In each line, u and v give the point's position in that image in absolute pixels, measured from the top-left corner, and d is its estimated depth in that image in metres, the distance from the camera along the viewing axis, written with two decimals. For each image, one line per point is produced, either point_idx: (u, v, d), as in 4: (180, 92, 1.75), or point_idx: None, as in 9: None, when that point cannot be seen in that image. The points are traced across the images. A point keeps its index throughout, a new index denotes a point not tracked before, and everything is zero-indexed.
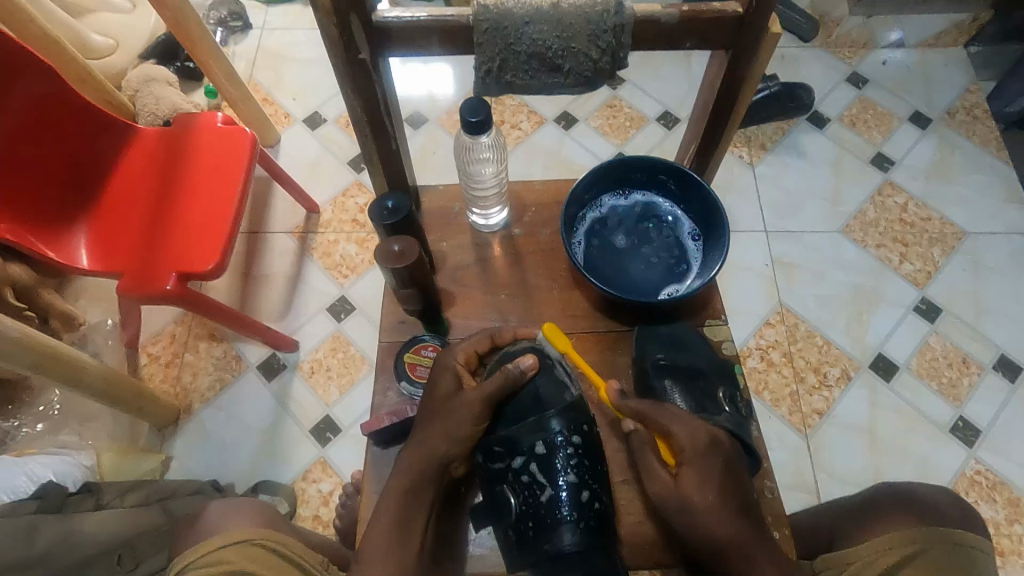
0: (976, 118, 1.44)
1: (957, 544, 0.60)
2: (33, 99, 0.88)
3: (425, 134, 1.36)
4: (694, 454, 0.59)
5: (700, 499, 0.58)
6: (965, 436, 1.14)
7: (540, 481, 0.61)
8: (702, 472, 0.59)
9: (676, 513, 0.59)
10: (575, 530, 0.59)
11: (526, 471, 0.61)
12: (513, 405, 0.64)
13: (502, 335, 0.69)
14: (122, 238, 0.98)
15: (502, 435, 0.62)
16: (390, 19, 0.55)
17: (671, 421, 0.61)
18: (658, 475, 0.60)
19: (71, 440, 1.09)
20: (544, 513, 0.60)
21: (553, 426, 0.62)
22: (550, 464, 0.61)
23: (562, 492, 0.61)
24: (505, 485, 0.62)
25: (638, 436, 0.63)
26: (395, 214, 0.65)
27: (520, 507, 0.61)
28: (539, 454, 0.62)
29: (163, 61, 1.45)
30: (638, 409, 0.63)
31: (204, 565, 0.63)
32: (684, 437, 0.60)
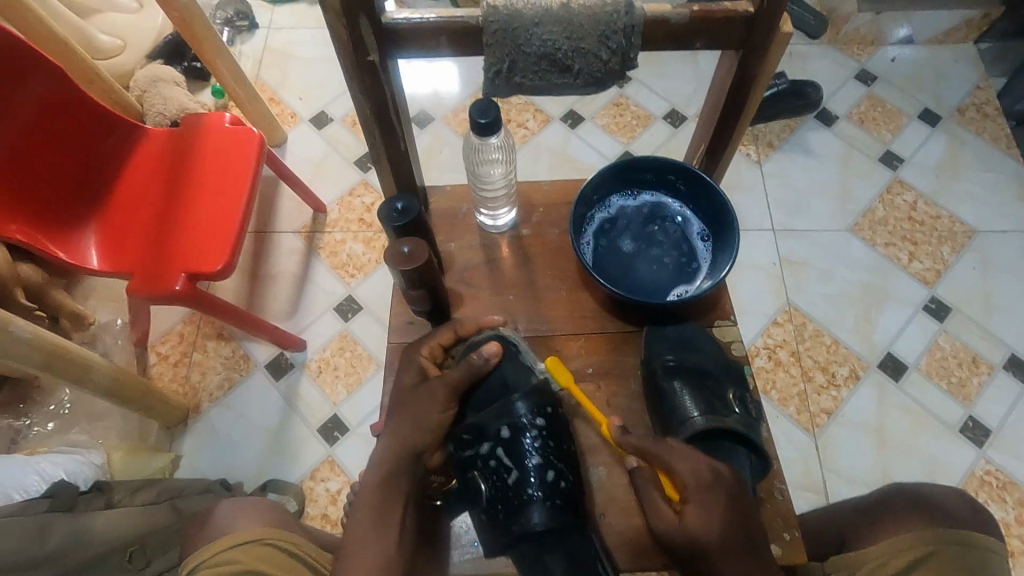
0: (987, 115, 1.43)
1: (968, 546, 0.59)
2: (42, 100, 0.88)
3: (432, 133, 1.36)
4: (696, 489, 0.58)
5: (705, 537, 0.57)
6: (975, 436, 1.13)
7: (508, 463, 0.61)
8: (707, 509, 0.58)
9: (682, 551, 0.58)
10: (544, 508, 0.59)
11: (493, 455, 0.61)
12: (480, 394, 0.65)
13: (466, 326, 0.69)
14: (131, 238, 0.98)
15: (469, 422, 0.63)
16: (399, 21, 0.55)
17: (672, 457, 0.59)
18: (661, 512, 0.60)
19: (81, 438, 1.10)
20: (513, 495, 0.60)
21: (518, 409, 0.63)
22: (516, 445, 0.62)
23: (529, 474, 0.61)
24: (476, 471, 0.62)
25: (642, 473, 0.63)
26: (404, 216, 0.64)
27: (490, 491, 0.61)
28: (505, 437, 0.62)
29: (170, 61, 1.45)
30: (639, 446, 0.61)
31: (214, 565, 0.63)
32: (687, 475, 0.59)
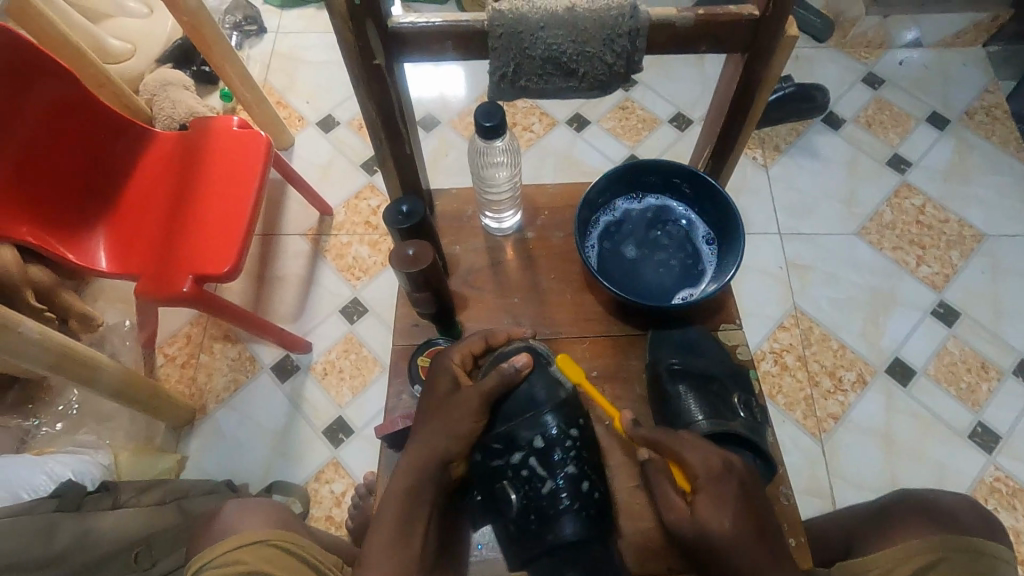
0: (995, 118, 1.42)
1: (976, 553, 0.58)
2: (53, 102, 0.89)
3: (438, 136, 1.36)
4: (706, 481, 0.58)
5: (715, 527, 0.57)
6: (984, 442, 1.12)
7: (542, 473, 0.63)
8: (719, 499, 0.58)
9: (695, 543, 0.58)
10: (577, 519, 0.61)
11: (526, 466, 0.63)
12: (515, 404, 0.64)
13: (496, 336, 0.68)
14: (140, 240, 0.99)
15: (501, 432, 0.63)
16: (404, 25, 0.55)
17: (681, 447, 0.60)
18: (674, 504, 0.60)
19: (89, 438, 1.11)
20: (546, 505, 0.62)
21: (552, 421, 0.64)
22: (548, 456, 0.63)
23: (561, 484, 0.63)
24: (505, 481, 0.63)
25: (654, 464, 0.64)
26: (408, 218, 0.64)
27: (522, 501, 0.62)
28: (539, 449, 0.63)
29: (180, 65, 1.47)
30: (650, 438, 0.62)
31: (222, 564, 0.63)
32: (698, 465, 0.59)
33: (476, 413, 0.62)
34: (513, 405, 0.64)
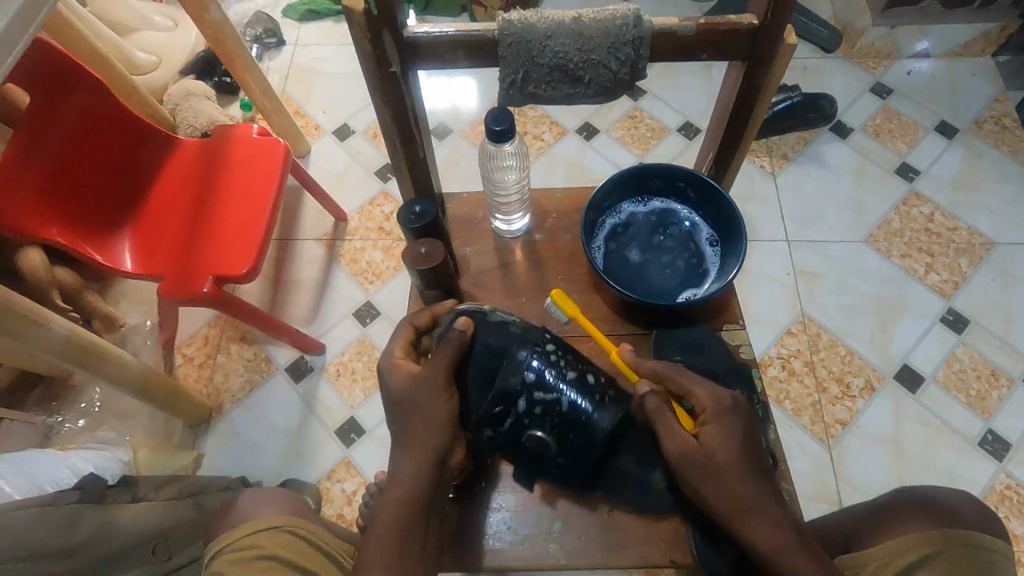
0: (1005, 127, 1.42)
1: (972, 546, 0.60)
2: (85, 110, 0.94)
3: (450, 144, 1.40)
4: (716, 411, 0.61)
5: (721, 458, 0.59)
6: (994, 450, 1.11)
7: (550, 402, 0.60)
8: (724, 430, 0.60)
9: (698, 474, 0.59)
10: (603, 411, 0.62)
11: (534, 404, 0.60)
12: (478, 361, 0.63)
13: (422, 317, 0.68)
14: (163, 242, 1.02)
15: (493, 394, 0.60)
16: (419, 35, 0.58)
17: (692, 381, 0.63)
18: (678, 432, 0.60)
19: (110, 435, 1.15)
20: (576, 420, 0.61)
21: (522, 355, 0.61)
22: (546, 385, 0.61)
23: (574, 396, 0.61)
24: (525, 426, 0.61)
25: (656, 396, 0.62)
26: (421, 218, 0.67)
27: (554, 432, 0.61)
28: (530, 384, 0.60)
29: (202, 76, 1.52)
30: (658, 370, 0.65)
31: (242, 548, 0.67)
32: (706, 399, 0.62)
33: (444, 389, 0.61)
34: (475, 365, 0.63)
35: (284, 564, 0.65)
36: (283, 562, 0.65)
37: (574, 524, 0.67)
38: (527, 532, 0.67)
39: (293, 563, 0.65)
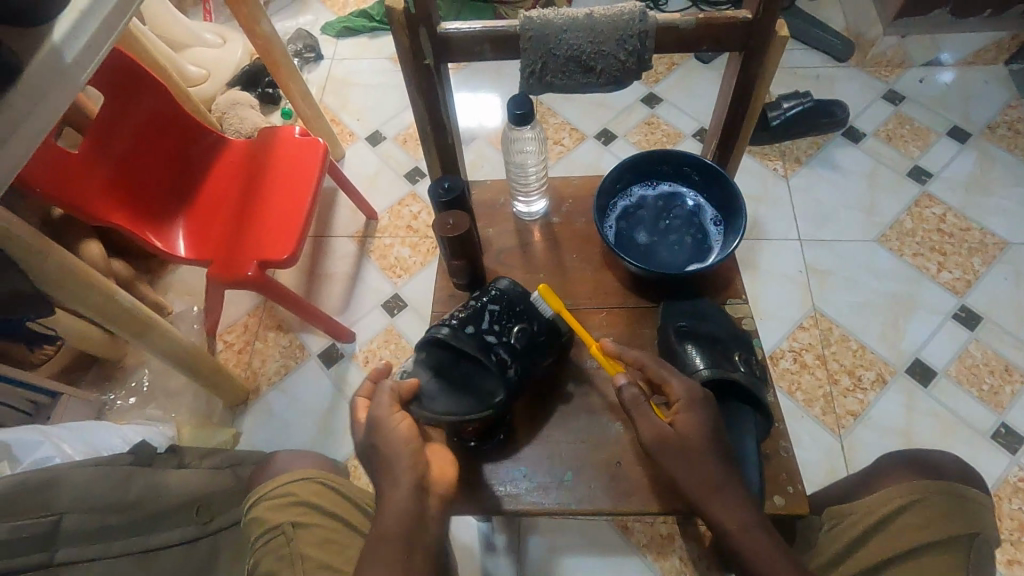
0: (1018, 132, 1.45)
1: (955, 496, 0.66)
2: (151, 113, 1.06)
3: (475, 149, 1.48)
4: (690, 399, 0.65)
5: (694, 444, 0.62)
6: (1008, 443, 1.13)
7: (492, 320, 0.73)
8: (697, 416, 0.64)
9: (669, 453, 0.62)
10: (507, 283, 0.76)
11: (488, 330, 0.72)
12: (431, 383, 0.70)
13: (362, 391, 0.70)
14: (213, 231, 1.12)
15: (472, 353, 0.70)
16: (451, 30, 0.66)
17: (669, 372, 0.67)
18: (652, 416, 0.64)
19: (157, 413, 1.24)
20: (515, 303, 0.74)
21: (448, 333, 0.71)
22: (476, 320, 0.73)
23: (494, 302, 0.74)
24: (509, 342, 0.72)
25: (631, 389, 0.66)
26: (450, 192, 0.74)
27: (521, 322, 0.73)
28: (474, 330, 0.72)
29: (247, 87, 1.64)
30: (639, 361, 0.69)
31: (279, 495, 0.76)
32: (680, 388, 0.66)
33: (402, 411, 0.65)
34: (430, 387, 0.70)
35: (317, 509, 0.75)
36: (316, 508, 0.75)
37: (587, 475, 0.73)
38: (541, 480, 0.72)
39: (325, 512, 0.76)
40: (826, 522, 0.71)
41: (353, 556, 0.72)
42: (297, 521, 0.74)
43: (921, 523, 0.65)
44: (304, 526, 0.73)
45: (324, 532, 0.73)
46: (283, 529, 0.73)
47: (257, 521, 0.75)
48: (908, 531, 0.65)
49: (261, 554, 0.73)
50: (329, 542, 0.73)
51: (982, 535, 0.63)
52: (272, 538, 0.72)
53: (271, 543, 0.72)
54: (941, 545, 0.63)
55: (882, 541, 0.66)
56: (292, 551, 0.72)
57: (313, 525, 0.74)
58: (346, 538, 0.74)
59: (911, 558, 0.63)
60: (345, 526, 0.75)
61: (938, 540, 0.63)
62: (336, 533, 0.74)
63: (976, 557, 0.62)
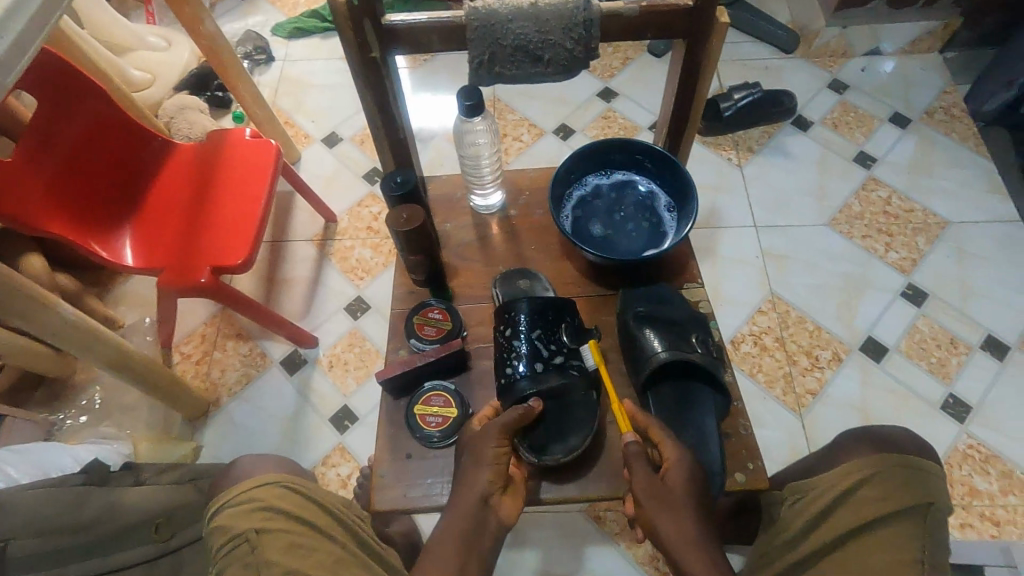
0: (954, 116, 1.52)
1: (909, 468, 0.67)
2: (91, 117, 1.01)
3: (434, 147, 1.47)
4: (682, 463, 0.65)
5: (678, 504, 0.63)
6: (956, 412, 1.18)
7: (540, 343, 0.73)
8: (688, 478, 0.64)
9: (658, 511, 0.63)
10: (526, 307, 0.74)
11: (550, 357, 0.72)
12: (539, 426, 0.71)
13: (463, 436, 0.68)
14: (162, 239, 1.08)
15: (557, 385, 0.71)
16: (397, 23, 0.66)
17: (667, 433, 0.67)
18: (647, 469, 0.65)
19: (111, 430, 1.19)
20: (546, 319, 0.74)
21: (524, 381, 0.71)
22: (534, 360, 0.72)
23: (533, 334, 0.73)
24: (569, 350, 0.74)
25: (635, 447, 0.67)
26: (403, 186, 0.74)
27: (562, 328, 0.75)
28: (541, 365, 0.72)
29: (196, 90, 1.59)
30: (646, 420, 0.68)
31: (240, 502, 0.73)
32: (673, 449, 0.66)
33: (500, 441, 0.66)
34: (541, 429, 0.71)
35: (283, 514, 0.73)
36: (282, 513, 0.73)
37: (554, 464, 0.73)
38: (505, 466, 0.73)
39: (291, 515, 0.73)
40: (788, 497, 0.72)
41: (321, 560, 0.70)
42: (262, 528, 0.71)
43: (880, 496, 0.66)
44: (269, 532, 0.71)
45: (291, 537, 0.71)
46: (247, 537, 0.70)
47: (219, 530, 0.72)
48: (866, 504, 0.66)
49: (224, 565, 0.70)
50: (297, 547, 0.70)
51: (936, 505, 0.64)
52: (237, 547, 0.70)
53: (235, 552, 0.70)
54: (896, 515, 0.64)
55: (842, 515, 0.67)
56: (257, 558, 0.69)
57: (279, 530, 0.71)
58: (315, 541, 0.72)
59: (870, 530, 0.65)
60: (313, 530, 0.73)
61: (894, 511, 0.64)
62: (304, 537, 0.71)
63: (932, 527, 0.63)
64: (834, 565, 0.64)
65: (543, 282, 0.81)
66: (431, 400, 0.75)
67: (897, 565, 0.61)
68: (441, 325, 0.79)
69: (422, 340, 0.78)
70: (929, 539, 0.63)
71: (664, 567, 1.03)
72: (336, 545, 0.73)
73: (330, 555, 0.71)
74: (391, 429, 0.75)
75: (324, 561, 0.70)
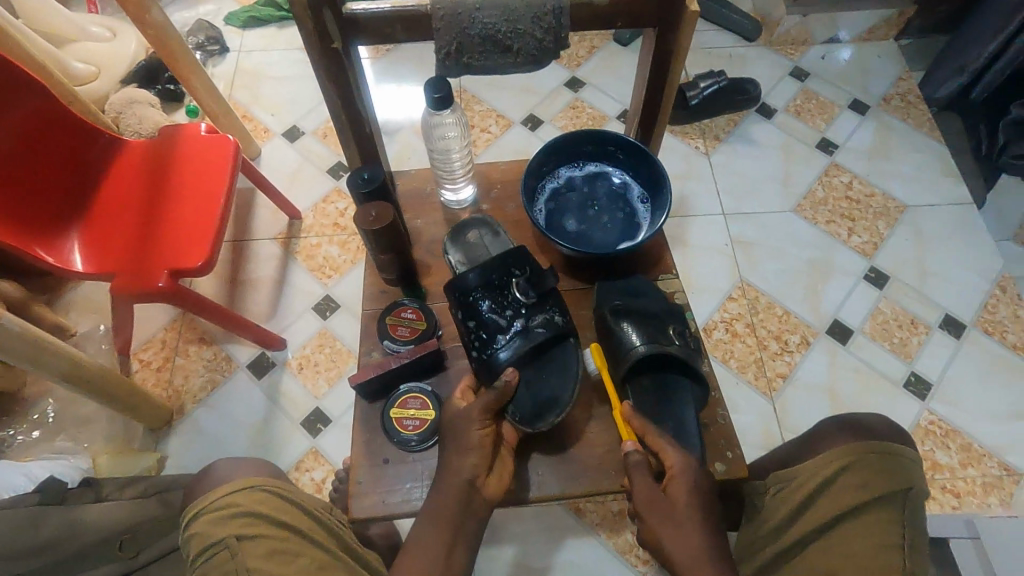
0: (910, 102, 1.56)
1: (887, 454, 0.69)
2: (32, 114, 0.95)
3: (401, 140, 1.44)
4: (684, 473, 0.66)
5: (682, 515, 0.64)
6: (918, 390, 1.22)
7: (499, 312, 0.71)
8: (689, 489, 0.65)
9: (660, 524, 0.65)
10: (476, 279, 0.72)
11: (513, 320, 0.71)
12: (523, 393, 0.72)
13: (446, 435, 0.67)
14: (115, 241, 1.02)
15: (526, 347, 0.70)
16: (359, 11, 0.63)
17: (668, 442, 0.67)
18: (648, 481, 0.66)
19: (66, 445, 1.13)
20: (499, 285, 0.72)
21: (501, 353, 0.70)
22: (499, 329, 0.71)
23: (490, 305, 0.71)
24: (528, 306, 0.72)
25: (635, 456, 0.68)
26: (370, 183, 0.72)
27: (517, 285, 0.72)
28: (505, 331, 0.71)
29: (145, 84, 1.51)
30: (644, 428, 0.68)
31: (218, 509, 0.71)
32: (675, 458, 0.67)
33: (483, 424, 0.67)
34: (525, 397, 0.72)
35: (264, 519, 0.71)
36: (263, 517, 0.71)
37: (533, 462, 0.73)
38: None
39: (273, 520, 0.71)
40: (771, 486, 0.73)
41: (304, 566, 0.68)
42: (242, 534, 0.69)
43: (859, 485, 0.68)
44: (250, 537, 0.69)
45: (272, 543, 0.69)
46: (227, 544, 0.68)
47: (196, 537, 0.70)
48: (847, 491, 0.68)
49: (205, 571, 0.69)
50: (278, 553, 0.68)
51: (915, 489, 0.67)
52: (216, 554, 0.68)
53: (215, 559, 0.68)
54: (877, 502, 0.67)
55: (824, 502, 0.69)
56: (237, 565, 0.67)
57: (260, 535, 0.69)
58: (297, 546, 0.70)
59: (852, 517, 0.67)
60: (296, 535, 0.71)
61: (874, 498, 0.67)
62: (285, 542, 0.69)
63: (911, 510, 0.66)
64: (818, 553, 0.67)
65: (500, 234, 0.80)
66: (407, 403, 0.73)
67: (876, 550, 0.64)
68: (415, 325, 0.77)
69: (396, 341, 0.76)
70: (908, 524, 0.65)
71: (645, 555, 1.04)
72: (320, 549, 0.71)
73: (313, 560, 0.69)
74: (366, 433, 0.73)
75: (307, 567, 0.68)
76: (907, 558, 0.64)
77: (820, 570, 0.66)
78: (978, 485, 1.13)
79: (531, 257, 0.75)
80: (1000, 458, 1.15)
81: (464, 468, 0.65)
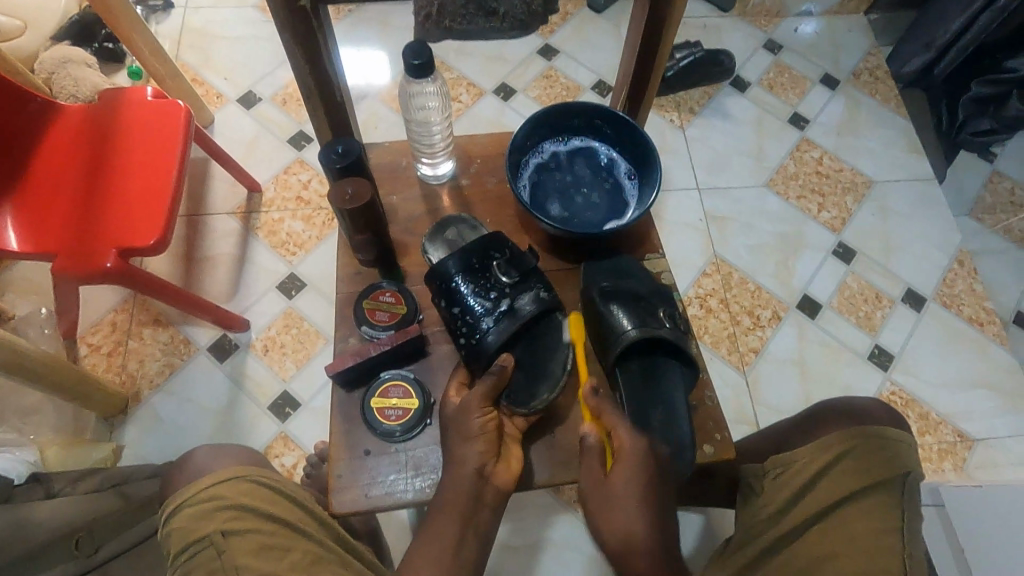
0: (878, 78, 1.57)
1: (884, 440, 0.72)
2: None
3: (367, 109, 1.36)
4: (631, 454, 0.64)
5: (619, 500, 0.62)
6: (881, 361, 1.26)
7: (482, 295, 0.68)
8: (632, 475, 0.63)
9: (600, 507, 0.64)
10: (454, 268, 0.69)
11: (495, 305, 0.68)
12: (518, 375, 0.70)
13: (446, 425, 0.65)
14: (53, 217, 0.93)
15: (511, 330, 0.68)
16: None
17: (619, 422, 0.66)
18: (593, 467, 0.65)
19: (10, 436, 1.05)
20: (477, 273, 0.69)
21: (490, 337, 0.67)
22: (484, 314, 0.68)
23: (470, 292, 0.68)
24: (509, 288, 0.69)
25: (589, 441, 0.66)
26: (345, 158, 0.66)
27: (496, 269, 0.69)
28: (490, 316, 0.68)
29: (80, 42, 1.38)
30: (599, 408, 0.67)
31: (200, 503, 0.67)
32: (625, 440, 0.65)
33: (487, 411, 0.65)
34: (521, 378, 0.70)
35: (250, 512, 0.67)
36: (249, 511, 0.67)
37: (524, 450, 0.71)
38: None
39: (260, 514, 0.67)
40: (769, 471, 0.76)
41: (296, 562, 0.64)
42: (227, 529, 0.65)
43: (857, 469, 0.71)
44: (236, 533, 0.65)
45: (261, 539, 0.65)
46: (213, 540, 0.64)
47: (177, 534, 0.66)
48: (847, 476, 0.71)
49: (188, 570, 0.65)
50: (269, 549, 0.64)
51: (913, 474, 0.69)
52: (200, 552, 0.64)
53: (200, 558, 0.64)
54: (874, 487, 0.69)
55: (826, 487, 0.71)
56: (224, 564, 0.63)
57: (247, 531, 0.65)
58: (289, 541, 0.66)
59: (850, 501, 0.69)
60: (285, 528, 0.67)
61: (873, 484, 0.69)
62: (276, 537, 0.66)
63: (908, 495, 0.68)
64: (817, 536, 0.68)
65: (467, 227, 0.77)
66: (389, 391, 0.70)
67: (874, 533, 0.66)
68: (395, 309, 0.73)
69: (374, 327, 0.72)
70: (905, 508, 0.67)
71: None
72: (311, 542, 0.67)
73: (306, 555, 0.65)
74: (347, 423, 0.70)
75: (300, 562, 0.64)
76: (904, 541, 0.65)
77: (821, 554, 0.66)
78: (934, 451, 1.18)
79: (510, 241, 0.73)
80: (955, 425, 1.21)
81: (469, 457, 0.63)
